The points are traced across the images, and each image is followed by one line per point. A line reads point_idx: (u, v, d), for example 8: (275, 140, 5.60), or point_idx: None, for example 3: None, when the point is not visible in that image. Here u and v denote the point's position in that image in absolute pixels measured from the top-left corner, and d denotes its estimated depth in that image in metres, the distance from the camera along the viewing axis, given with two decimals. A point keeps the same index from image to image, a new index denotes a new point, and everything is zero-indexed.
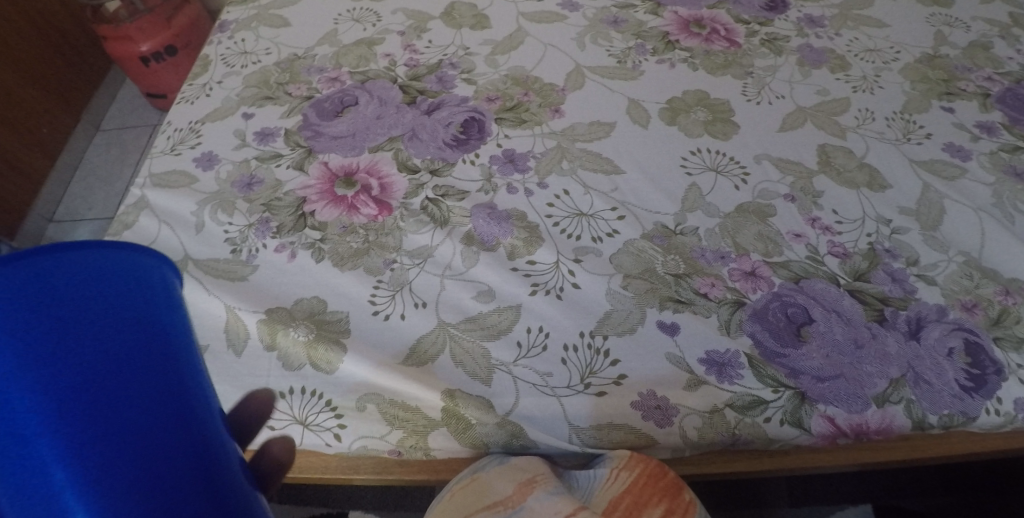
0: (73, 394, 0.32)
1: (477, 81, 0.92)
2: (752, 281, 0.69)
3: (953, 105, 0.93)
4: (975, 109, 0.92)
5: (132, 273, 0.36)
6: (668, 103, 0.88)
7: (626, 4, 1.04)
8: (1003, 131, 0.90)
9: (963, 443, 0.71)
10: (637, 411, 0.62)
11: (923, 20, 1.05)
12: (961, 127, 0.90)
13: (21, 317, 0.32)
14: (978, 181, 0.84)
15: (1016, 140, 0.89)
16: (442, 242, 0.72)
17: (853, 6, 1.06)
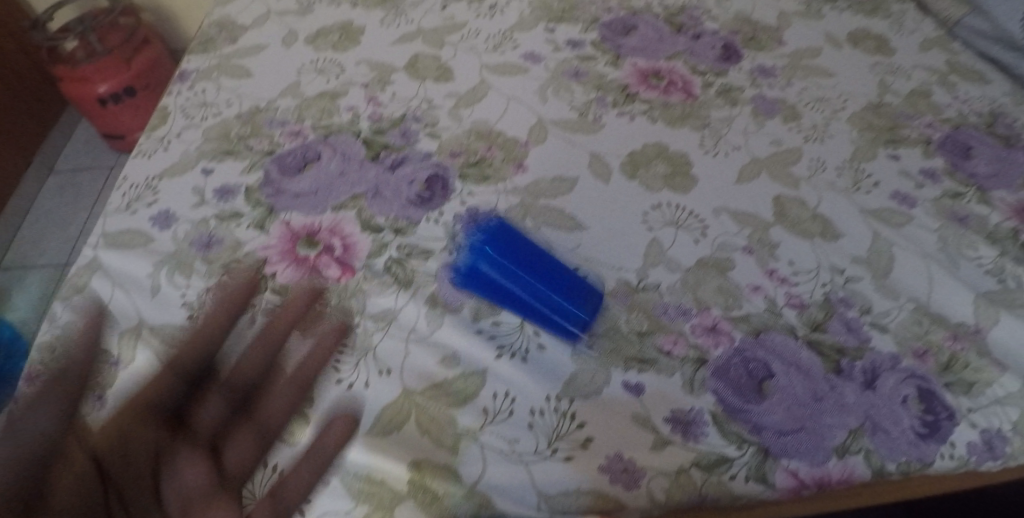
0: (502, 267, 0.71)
1: (441, 135, 0.94)
2: (714, 336, 0.70)
3: (898, 153, 0.97)
4: (918, 156, 0.97)
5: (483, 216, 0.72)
6: (629, 157, 0.90)
7: (586, 56, 1.07)
8: (945, 177, 0.94)
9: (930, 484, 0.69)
10: (604, 475, 0.61)
11: (868, 69, 1.10)
12: (906, 174, 0.94)
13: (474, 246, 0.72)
14: (924, 227, 0.88)
15: (957, 186, 0.93)
16: (405, 304, 0.73)
17: (801, 57, 1.11)
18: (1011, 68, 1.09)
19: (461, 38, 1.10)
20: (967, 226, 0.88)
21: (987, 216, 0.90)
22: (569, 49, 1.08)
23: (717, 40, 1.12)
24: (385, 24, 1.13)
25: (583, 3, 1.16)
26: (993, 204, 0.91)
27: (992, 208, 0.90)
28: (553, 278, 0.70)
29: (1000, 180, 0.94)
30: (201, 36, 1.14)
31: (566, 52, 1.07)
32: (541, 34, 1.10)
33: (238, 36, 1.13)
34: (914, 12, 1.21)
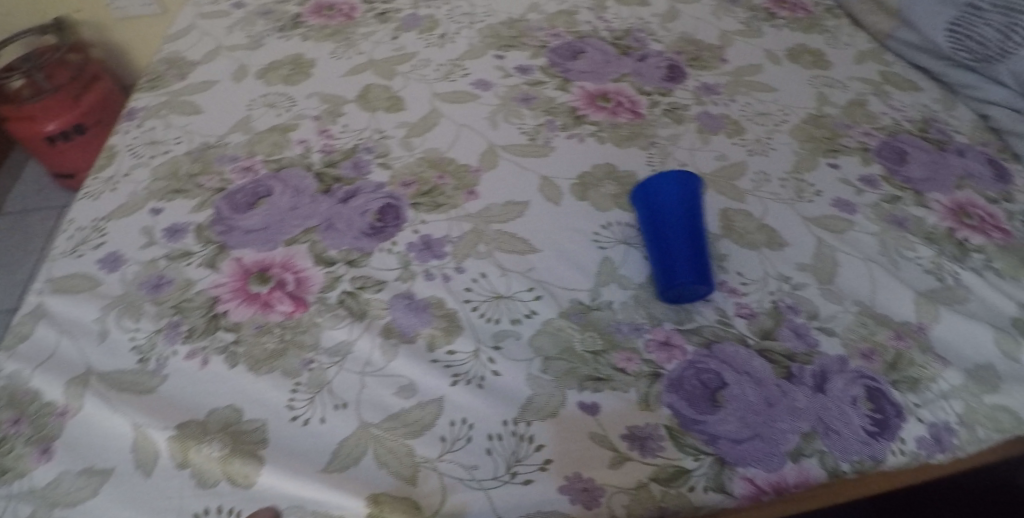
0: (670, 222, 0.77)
1: (393, 165, 0.92)
2: (667, 351, 0.71)
3: (837, 162, 1.01)
4: (857, 164, 1.01)
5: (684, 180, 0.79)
6: (578, 178, 0.89)
7: (535, 81, 1.08)
8: (883, 183, 0.98)
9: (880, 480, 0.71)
10: (564, 495, 0.62)
11: (807, 83, 1.14)
12: (846, 182, 0.98)
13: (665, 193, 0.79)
14: (865, 232, 0.90)
15: (894, 190, 0.97)
16: (359, 336, 0.73)
17: (743, 73, 1.15)
18: (940, 77, 1.15)
19: (411, 68, 1.10)
20: (906, 228, 0.92)
21: (924, 217, 0.94)
22: (519, 75, 1.09)
23: (662, 60, 1.16)
24: (336, 55, 1.13)
25: (531, 30, 1.19)
26: (929, 206, 0.95)
27: (929, 210, 0.95)
28: (696, 243, 0.76)
29: (936, 184, 0.98)
30: (149, 72, 1.14)
31: (515, 79, 1.09)
32: (491, 61, 1.12)
33: (187, 71, 1.13)
34: (848, 27, 1.26)
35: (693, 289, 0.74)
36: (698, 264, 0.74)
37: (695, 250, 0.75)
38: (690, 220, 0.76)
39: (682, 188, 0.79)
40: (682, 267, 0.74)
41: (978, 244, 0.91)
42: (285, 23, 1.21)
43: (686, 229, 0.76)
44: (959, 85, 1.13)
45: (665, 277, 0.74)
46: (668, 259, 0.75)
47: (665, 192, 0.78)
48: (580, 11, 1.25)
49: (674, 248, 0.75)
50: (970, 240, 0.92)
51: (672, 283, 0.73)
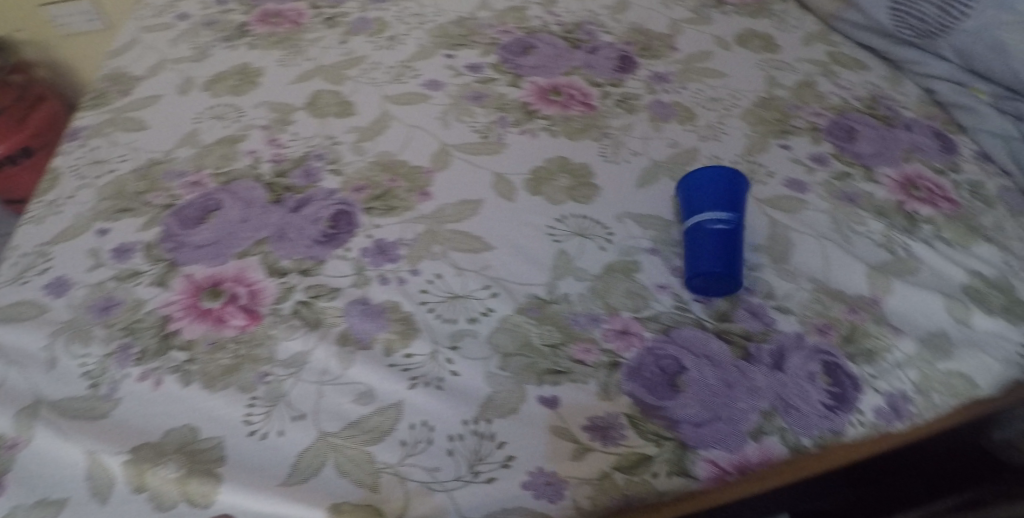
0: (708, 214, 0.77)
1: (344, 171, 0.90)
2: (626, 339, 0.71)
3: (788, 143, 1.01)
4: (807, 143, 1.02)
5: (729, 176, 0.79)
6: (531, 173, 0.89)
7: (487, 78, 1.06)
8: (833, 160, 0.99)
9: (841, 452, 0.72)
10: (527, 491, 0.61)
11: (756, 66, 1.15)
12: (797, 161, 0.98)
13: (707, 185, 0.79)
14: (816, 210, 0.90)
15: (845, 167, 0.98)
16: (315, 346, 0.72)
17: (693, 60, 1.16)
18: (885, 56, 1.18)
19: (361, 71, 1.07)
20: (857, 204, 0.93)
21: (874, 192, 0.95)
22: (470, 73, 1.07)
23: (613, 52, 1.16)
24: (283, 63, 1.10)
25: (482, 27, 1.17)
26: (878, 181, 0.97)
27: (879, 185, 0.96)
28: (730, 238, 0.76)
29: (886, 159, 1.01)
30: (93, 90, 1.11)
31: (466, 77, 1.06)
32: (441, 60, 1.09)
33: (132, 87, 1.10)
34: (794, 10, 1.28)
35: (720, 281, 0.75)
36: (728, 259, 0.74)
37: (725, 241, 0.75)
38: (726, 213, 0.77)
39: (725, 182, 0.79)
40: (710, 258, 0.75)
41: (927, 216, 0.93)
42: (231, 33, 1.19)
43: (718, 221, 0.76)
44: (904, 62, 1.15)
45: (693, 266, 0.75)
46: (698, 248, 0.76)
47: (708, 185, 0.79)
48: (530, 7, 1.24)
49: (704, 240, 0.76)
50: (920, 212, 0.94)
51: (696, 272, 0.75)
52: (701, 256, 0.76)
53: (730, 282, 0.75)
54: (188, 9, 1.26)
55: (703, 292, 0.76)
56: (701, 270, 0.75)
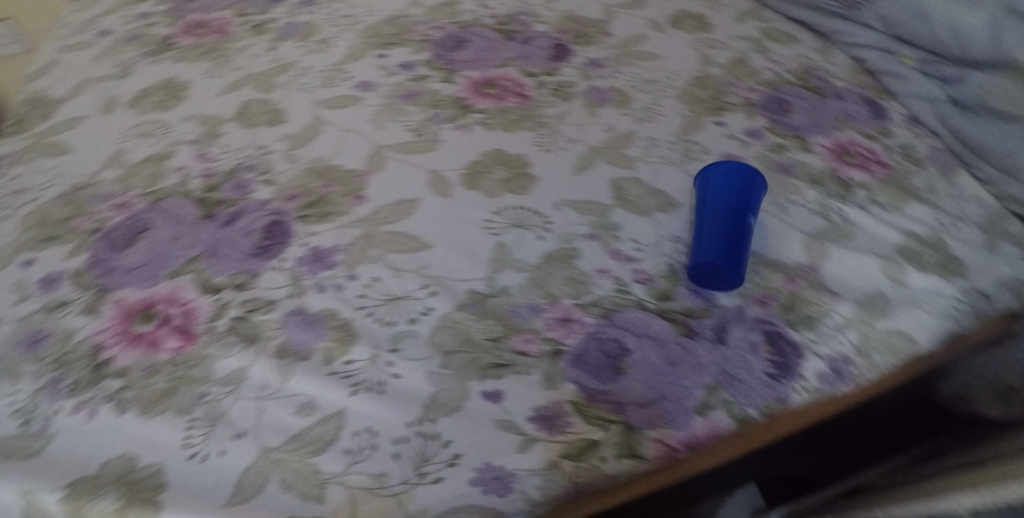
0: (719, 210, 0.78)
1: (277, 180, 0.86)
2: (567, 327, 0.71)
3: (723, 119, 1.00)
4: (742, 118, 1.01)
5: (748, 178, 0.81)
6: (468, 168, 0.86)
7: (419, 76, 1.02)
8: (767, 133, 0.99)
9: (790, 419, 0.73)
10: (476, 487, 0.61)
11: (689, 45, 1.16)
12: (732, 136, 0.98)
13: (723, 182, 0.81)
14: None
15: (779, 139, 0.98)
16: (253, 361, 0.70)
17: (628, 44, 1.15)
18: (815, 28, 1.20)
19: (291, 78, 1.02)
20: (792, 174, 0.93)
21: (809, 161, 0.95)
22: (403, 72, 1.03)
23: (548, 41, 1.13)
24: (210, 74, 1.04)
25: (414, 25, 1.12)
26: (812, 150, 0.97)
27: (813, 153, 0.97)
28: (737, 235, 0.77)
29: (819, 128, 1.02)
30: (12, 116, 1.07)
31: (399, 76, 1.02)
32: (372, 60, 1.05)
33: (53, 111, 1.05)
34: None
35: (720, 276, 0.75)
36: (732, 254, 0.75)
37: (730, 236, 0.76)
38: (737, 211, 0.78)
39: (741, 181, 0.81)
40: (714, 250, 0.75)
41: (861, 180, 0.94)
42: (156, 47, 1.11)
43: (726, 216, 0.77)
44: (834, 33, 1.18)
45: (695, 256, 0.76)
46: (703, 239, 0.77)
47: (725, 182, 0.81)
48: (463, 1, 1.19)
49: (711, 233, 0.77)
50: (855, 177, 0.94)
51: (698, 262, 0.75)
52: (705, 248, 0.76)
53: (731, 279, 0.75)
54: (110, 26, 1.19)
55: (701, 284, 0.76)
56: (703, 261, 0.75)
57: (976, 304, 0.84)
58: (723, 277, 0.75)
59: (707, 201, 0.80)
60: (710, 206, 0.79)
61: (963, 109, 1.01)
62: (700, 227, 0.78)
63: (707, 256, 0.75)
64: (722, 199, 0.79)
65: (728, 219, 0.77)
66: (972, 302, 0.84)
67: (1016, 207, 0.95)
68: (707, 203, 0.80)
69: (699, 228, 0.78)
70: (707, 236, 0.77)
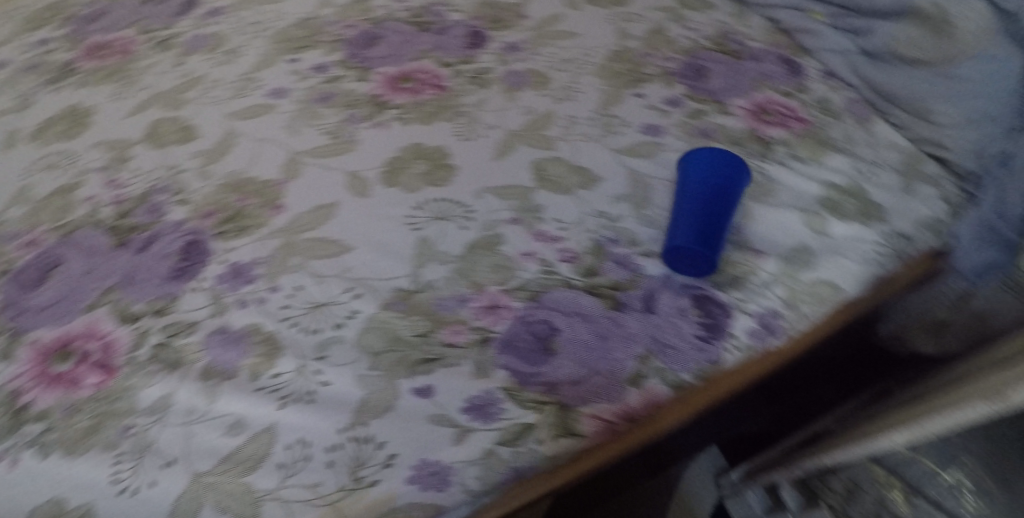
0: (699, 195, 0.79)
1: (191, 199, 0.84)
2: (494, 314, 0.70)
3: (643, 91, 0.98)
4: (661, 88, 0.99)
5: (729, 164, 0.81)
6: (386, 165, 0.85)
7: (333, 77, 0.99)
8: (686, 100, 0.98)
9: (728, 378, 0.74)
10: (413, 485, 0.62)
11: (606, 20, 1.13)
12: (652, 108, 0.95)
13: (704, 167, 0.81)
14: (675, 151, 0.88)
15: (698, 105, 0.97)
16: (177, 387, 0.68)
17: (545, 25, 1.11)
18: None
19: (201, 92, 0.97)
20: (711, 138, 0.93)
21: (727, 124, 0.95)
22: (316, 75, 0.99)
23: (462, 29, 1.08)
24: (116, 96, 0.99)
25: (325, 25, 1.07)
26: (731, 112, 0.97)
27: (732, 116, 0.96)
28: (712, 221, 0.77)
29: (735, 92, 1.01)
30: None
31: (312, 79, 0.99)
32: (284, 66, 1.01)
33: None
34: None
35: (693, 260, 0.75)
36: (706, 239, 0.75)
37: (706, 220, 0.77)
38: (716, 196, 0.79)
39: (724, 168, 0.81)
40: (689, 233, 0.75)
41: (781, 138, 0.94)
42: (56, 75, 1.06)
43: (704, 201, 0.78)
44: None
45: (670, 238, 0.76)
46: (679, 222, 0.77)
47: (706, 167, 0.81)
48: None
49: (687, 216, 0.77)
50: (772, 136, 0.94)
51: (673, 244, 0.75)
52: (679, 230, 0.76)
53: (705, 264, 0.75)
54: (7, 56, 1.12)
55: (674, 268, 0.76)
56: (678, 243, 0.75)
57: (898, 246, 0.86)
58: (699, 263, 0.75)
59: (687, 186, 0.80)
60: (689, 190, 0.79)
61: (873, 57, 1.02)
62: (678, 210, 0.78)
63: (683, 239, 0.75)
64: (702, 184, 0.79)
65: (707, 204, 0.78)
66: (893, 244, 0.86)
67: (932, 149, 0.96)
68: (685, 187, 0.80)
69: (677, 212, 0.78)
70: (685, 219, 0.77)
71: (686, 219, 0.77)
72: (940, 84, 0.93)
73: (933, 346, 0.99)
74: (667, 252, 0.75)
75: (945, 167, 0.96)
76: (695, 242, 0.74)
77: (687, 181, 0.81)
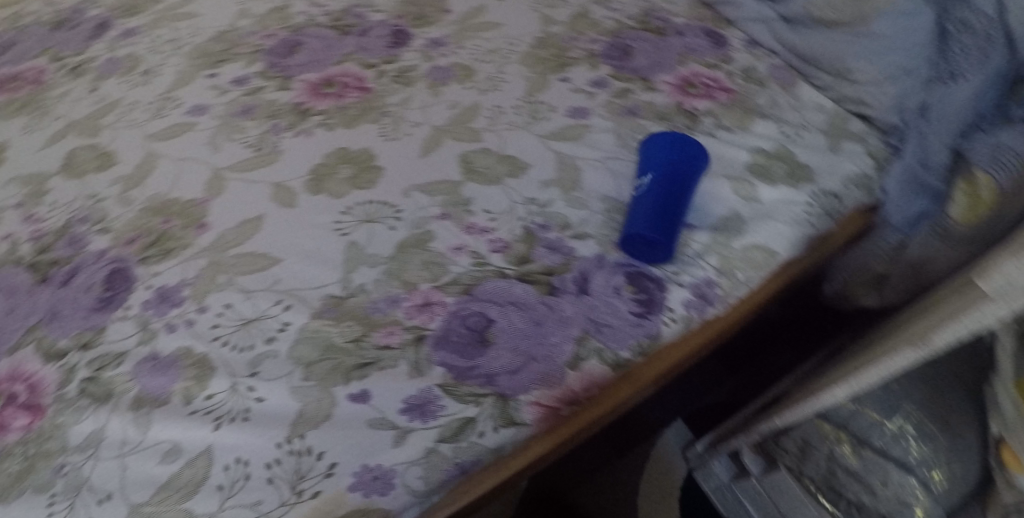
0: (657, 180, 0.78)
1: (112, 226, 0.81)
2: (428, 312, 0.70)
3: (568, 75, 0.96)
4: (586, 71, 0.97)
5: (688, 150, 0.81)
6: (311, 173, 0.83)
7: (254, 89, 0.96)
8: (611, 81, 0.95)
9: (674, 353, 0.74)
10: (356, 492, 0.61)
11: (531, 9, 1.08)
12: (578, 90, 0.93)
13: (663, 152, 0.81)
14: (602, 130, 0.87)
15: (623, 85, 0.95)
16: (108, 420, 0.66)
17: (469, 19, 1.06)
18: None
19: (117, 116, 0.94)
20: (637, 116, 0.91)
21: (654, 100, 0.93)
22: (235, 88, 0.96)
23: (384, 29, 1.04)
24: (29, 129, 0.96)
25: (243, 37, 1.04)
26: (657, 89, 0.95)
27: (657, 92, 0.95)
28: (669, 207, 0.77)
29: (659, 67, 0.99)
30: None
31: (232, 92, 0.95)
32: (202, 82, 0.97)
33: None
34: None
35: (650, 247, 0.74)
36: (663, 225, 0.75)
37: (663, 207, 0.76)
38: (674, 182, 0.78)
39: (683, 153, 0.81)
40: (646, 220, 0.75)
41: (706, 109, 0.93)
42: None
43: (662, 187, 0.77)
44: None
45: (627, 226, 0.75)
46: (636, 208, 0.77)
47: (665, 152, 0.81)
48: (292, 3, 1.09)
49: (644, 202, 0.76)
50: (698, 108, 0.93)
51: (630, 231, 0.74)
52: (637, 217, 0.76)
53: (662, 251, 0.75)
54: None
55: (632, 255, 0.75)
56: (635, 231, 0.75)
57: (827, 205, 0.87)
58: (657, 250, 0.74)
59: (646, 172, 0.80)
60: (647, 176, 0.79)
61: (792, 23, 1.01)
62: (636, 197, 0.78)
63: (640, 227, 0.74)
64: (660, 169, 0.79)
65: (665, 189, 0.77)
66: (823, 204, 0.86)
67: (854, 107, 0.96)
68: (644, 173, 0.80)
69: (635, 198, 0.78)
70: (642, 205, 0.77)
71: (644, 205, 0.76)
72: (856, 42, 0.92)
73: (875, 296, 0.99)
74: (625, 239, 0.75)
75: (869, 124, 0.96)
76: (652, 229, 0.74)
77: (646, 166, 0.80)
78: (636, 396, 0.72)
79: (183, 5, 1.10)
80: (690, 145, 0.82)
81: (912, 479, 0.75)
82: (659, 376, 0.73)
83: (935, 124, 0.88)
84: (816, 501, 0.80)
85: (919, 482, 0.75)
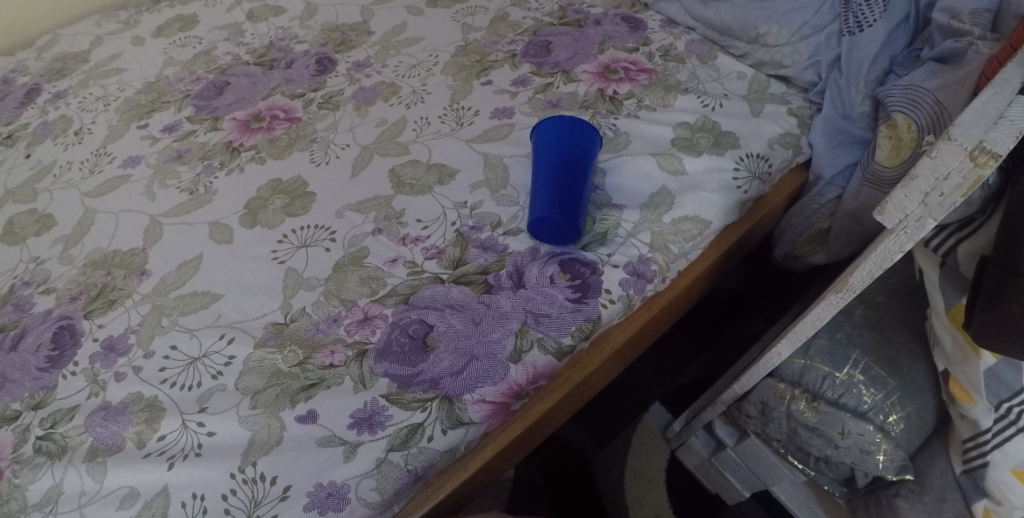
0: (553, 167, 0.77)
1: (55, 286, 0.82)
2: (369, 326, 0.72)
3: (490, 78, 0.95)
4: (508, 71, 0.96)
5: (581, 129, 0.79)
6: (245, 207, 0.84)
7: (185, 133, 0.96)
8: (534, 78, 0.94)
9: (619, 334, 0.76)
10: (312, 511, 0.64)
11: (451, 19, 1.06)
12: (501, 91, 0.93)
13: (555, 136, 0.78)
14: (527, 126, 0.88)
15: (546, 79, 0.94)
16: (64, 474, 0.67)
17: (390, 37, 1.05)
18: None
19: (54, 178, 0.95)
20: (562, 108, 0.90)
21: (575, 91, 0.92)
22: (167, 136, 0.96)
23: (309, 59, 1.03)
24: None
25: (171, 85, 1.04)
26: (578, 78, 0.93)
27: (577, 82, 0.93)
28: (572, 189, 0.76)
29: (580, 57, 0.96)
30: None
31: (164, 139, 0.96)
32: (135, 134, 0.98)
33: None
34: None
35: (559, 230, 0.75)
36: (568, 208, 0.74)
37: (563, 188, 0.75)
38: (571, 164, 0.77)
39: (578, 133, 0.78)
40: (549, 205, 0.74)
41: (627, 92, 0.91)
42: None
43: (560, 171, 0.76)
44: None
45: (533, 212, 0.75)
46: (538, 195, 0.76)
47: (558, 136, 0.78)
48: (217, 45, 1.10)
49: (543, 188, 0.76)
50: (619, 93, 0.91)
51: (535, 217, 0.75)
52: (540, 202, 0.75)
53: (571, 232, 0.75)
54: None
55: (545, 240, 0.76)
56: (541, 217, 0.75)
57: (756, 168, 0.85)
58: (566, 231, 0.75)
59: (540, 159, 0.78)
60: (542, 164, 0.78)
61: None
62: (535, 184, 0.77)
63: (544, 214, 0.74)
64: (554, 155, 0.77)
65: (562, 174, 0.76)
66: (751, 167, 0.85)
67: (774, 71, 0.93)
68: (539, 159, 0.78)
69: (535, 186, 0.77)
70: (543, 192, 0.76)
71: (543, 192, 0.76)
72: (767, 8, 0.92)
73: (823, 254, 0.89)
74: (532, 224, 0.75)
75: (790, 84, 0.94)
76: (556, 214, 0.74)
77: (540, 153, 0.79)
78: (587, 380, 0.74)
79: (110, 62, 1.11)
80: (582, 125, 0.79)
81: (868, 426, 0.70)
82: (608, 358, 0.75)
83: (850, 74, 0.86)
84: (786, 461, 0.78)
85: (876, 427, 0.70)
